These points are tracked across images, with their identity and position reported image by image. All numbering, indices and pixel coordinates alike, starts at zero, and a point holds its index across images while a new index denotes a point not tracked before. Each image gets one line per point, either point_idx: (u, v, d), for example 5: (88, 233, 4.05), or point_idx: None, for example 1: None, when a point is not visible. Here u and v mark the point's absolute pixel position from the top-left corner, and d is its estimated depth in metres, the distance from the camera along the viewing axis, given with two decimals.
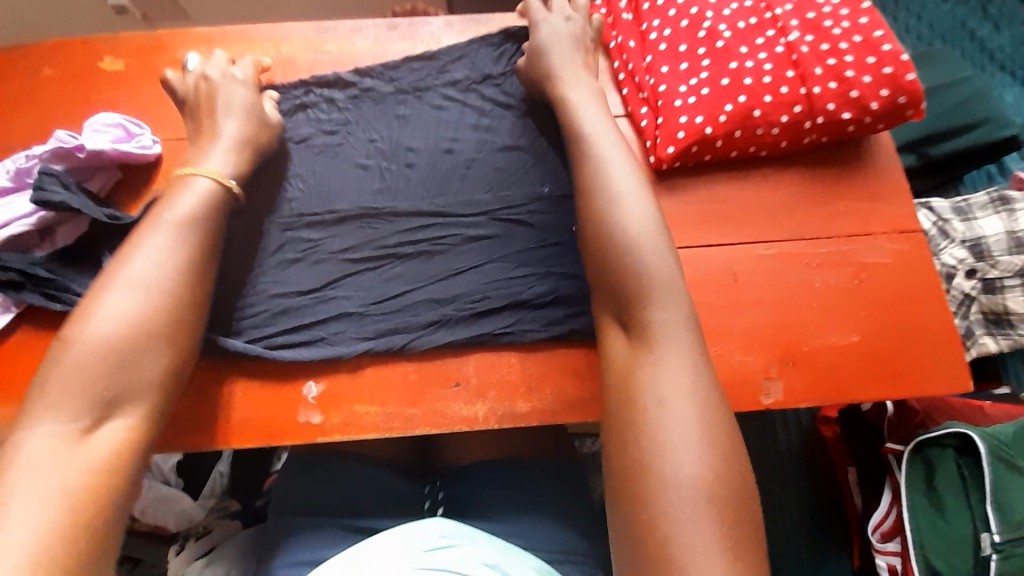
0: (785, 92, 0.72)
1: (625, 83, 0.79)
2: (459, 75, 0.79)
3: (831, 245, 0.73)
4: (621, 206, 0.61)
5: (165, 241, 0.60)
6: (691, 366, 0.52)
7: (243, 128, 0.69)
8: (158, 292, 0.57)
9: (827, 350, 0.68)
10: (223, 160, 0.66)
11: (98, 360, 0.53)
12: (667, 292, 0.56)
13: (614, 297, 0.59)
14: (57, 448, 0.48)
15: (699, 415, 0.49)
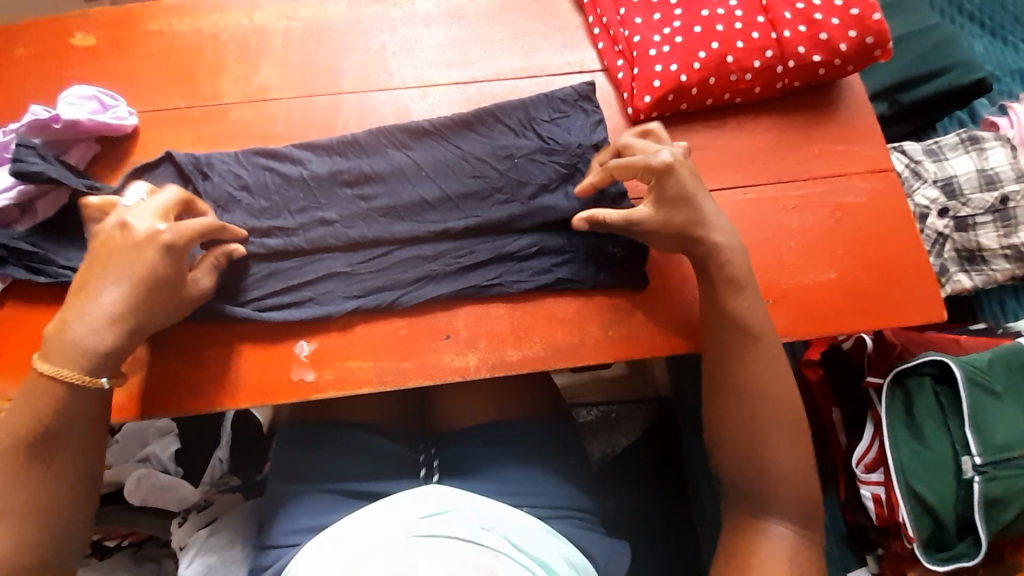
0: (756, 38, 0.73)
1: (599, 37, 0.80)
2: (439, 40, 0.81)
3: (807, 187, 0.74)
4: (758, 385, 0.62)
5: (15, 427, 0.55)
6: (792, 562, 0.58)
7: (126, 296, 0.58)
8: (43, 447, 0.55)
9: (807, 289, 0.70)
10: (114, 320, 0.57)
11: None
12: (791, 505, 0.60)
13: (738, 449, 0.61)
14: None
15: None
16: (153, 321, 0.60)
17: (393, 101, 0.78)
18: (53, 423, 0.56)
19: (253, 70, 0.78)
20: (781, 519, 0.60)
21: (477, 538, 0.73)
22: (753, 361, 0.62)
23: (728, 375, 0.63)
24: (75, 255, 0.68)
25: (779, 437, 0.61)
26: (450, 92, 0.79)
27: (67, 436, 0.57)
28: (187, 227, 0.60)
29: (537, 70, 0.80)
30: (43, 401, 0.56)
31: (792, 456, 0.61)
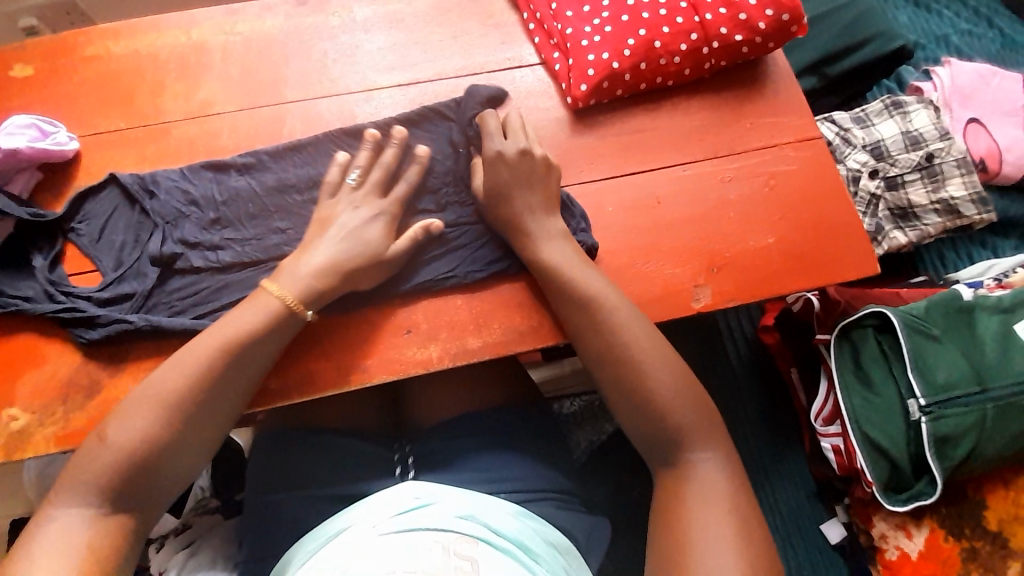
0: (681, 22, 0.76)
1: (535, 32, 0.83)
2: (379, 45, 0.83)
3: (741, 159, 0.78)
4: (625, 342, 0.63)
5: (184, 381, 0.58)
6: (721, 491, 0.57)
7: (355, 252, 0.67)
8: (183, 400, 0.58)
9: (747, 254, 0.74)
10: (314, 283, 0.65)
11: (130, 459, 0.55)
12: (699, 437, 0.60)
13: (630, 408, 0.63)
14: (67, 538, 0.51)
15: (730, 520, 0.55)
16: (332, 292, 0.66)
17: (338, 107, 0.79)
18: (207, 381, 0.59)
19: (197, 86, 0.78)
20: (696, 453, 0.60)
21: (453, 526, 0.73)
22: (615, 325, 0.64)
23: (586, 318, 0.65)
24: (23, 284, 0.68)
25: (661, 383, 0.62)
26: (393, 95, 0.80)
27: (235, 379, 0.61)
28: (398, 196, 0.71)
29: (477, 67, 0.83)
30: (208, 365, 0.60)
31: (679, 384, 0.62)
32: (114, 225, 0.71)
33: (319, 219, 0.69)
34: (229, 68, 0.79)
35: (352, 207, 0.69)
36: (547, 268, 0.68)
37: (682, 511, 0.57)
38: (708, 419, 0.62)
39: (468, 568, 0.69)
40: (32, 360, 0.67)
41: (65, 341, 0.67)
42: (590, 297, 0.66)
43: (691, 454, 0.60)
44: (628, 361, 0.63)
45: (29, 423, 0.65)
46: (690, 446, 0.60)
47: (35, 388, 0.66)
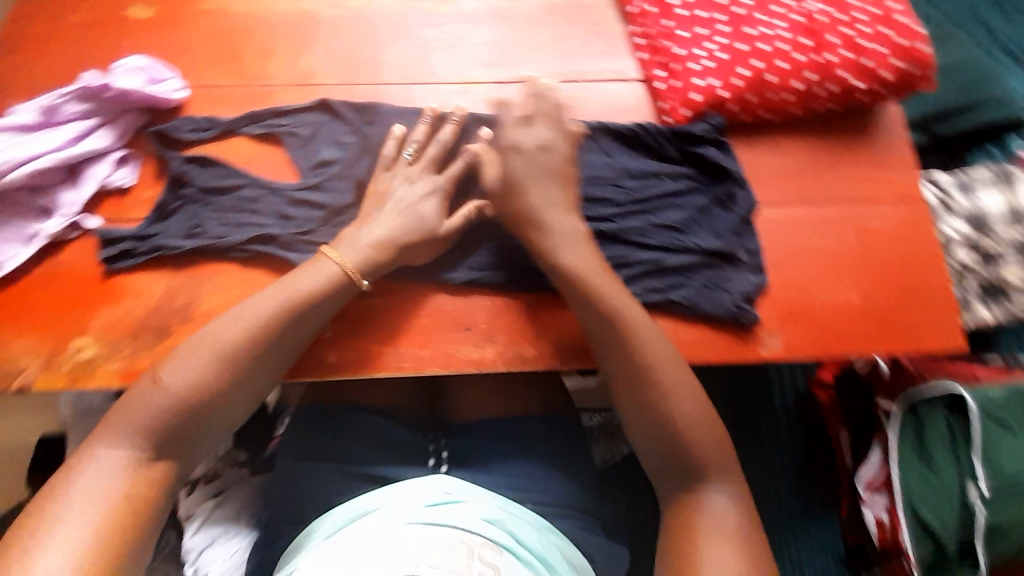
0: (800, 59, 0.75)
1: (643, 47, 0.81)
2: (482, 39, 0.83)
3: (834, 209, 0.75)
4: (653, 355, 0.62)
5: (236, 337, 0.60)
6: (735, 525, 0.55)
7: (409, 229, 0.67)
8: (231, 358, 0.60)
9: (827, 309, 0.70)
10: (368, 254, 0.66)
11: (182, 404, 0.57)
12: (715, 469, 0.59)
13: (650, 428, 0.61)
14: (106, 479, 0.53)
15: (742, 558, 0.52)
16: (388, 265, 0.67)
17: (433, 94, 0.79)
18: (257, 345, 0.61)
19: (301, 54, 0.80)
20: (708, 485, 0.58)
21: (478, 529, 0.73)
22: (642, 337, 0.63)
23: (614, 325, 0.63)
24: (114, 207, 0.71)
25: (687, 408, 0.61)
26: (489, 90, 0.80)
27: (279, 348, 0.63)
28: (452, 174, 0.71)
29: (576, 75, 0.82)
30: (260, 320, 0.62)
31: (704, 415, 0.61)
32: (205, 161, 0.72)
33: (379, 191, 0.70)
34: (335, 41, 0.81)
35: (411, 187, 0.70)
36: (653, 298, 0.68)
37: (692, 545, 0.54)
38: (728, 455, 0.60)
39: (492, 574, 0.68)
40: (109, 295, 0.68)
41: (139, 284, 0.69)
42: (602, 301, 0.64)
43: (704, 487, 0.58)
44: (648, 376, 0.62)
45: (97, 355, 0.66)
46: (705, 477, 0.58)
47: (109, 322, 0.67)
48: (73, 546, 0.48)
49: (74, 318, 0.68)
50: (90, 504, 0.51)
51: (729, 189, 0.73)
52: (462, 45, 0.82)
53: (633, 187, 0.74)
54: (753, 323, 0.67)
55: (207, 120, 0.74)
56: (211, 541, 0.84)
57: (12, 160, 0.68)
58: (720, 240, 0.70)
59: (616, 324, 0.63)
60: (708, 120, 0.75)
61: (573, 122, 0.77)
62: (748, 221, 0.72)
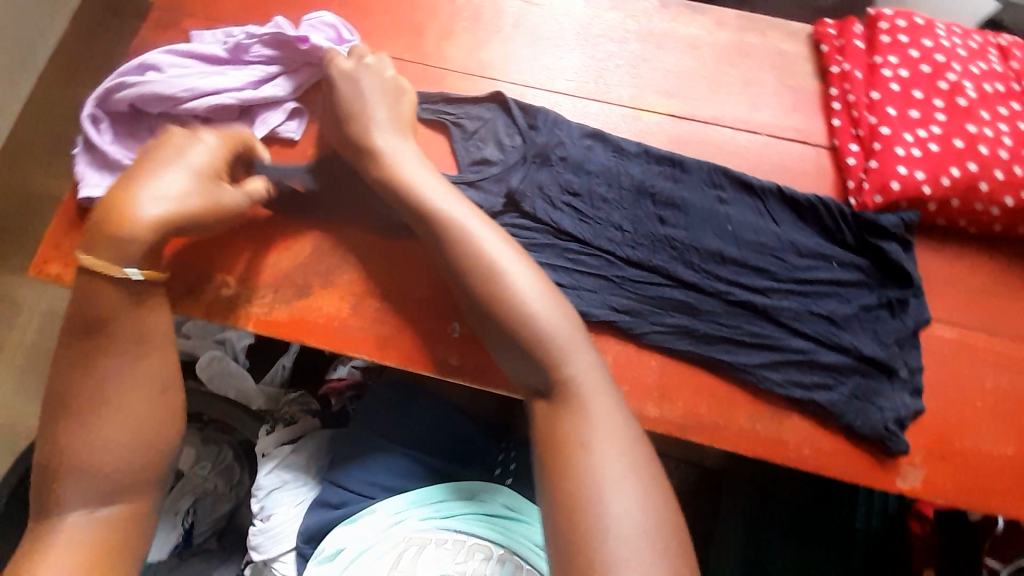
0: (1020, 174, 0.67)
1: (838, 113, 0.75)
2: (666, 65, 0.78)
3: (1015, 347, 0.67)
4: (492, 268, 0.58)
5: (90, 374, 0.54)
6: (623, 447, 0.52)
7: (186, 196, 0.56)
8: (110, 397, 0.54)
9: (978, 455, 0.64)
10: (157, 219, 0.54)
11: (91, 462, 0.53)
12: (600, 389, 0.55)
13: (525, 358, 0.57)
14: (71, 542, 0.51)
15: (641, 489, 0.50)
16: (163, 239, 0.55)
17: (604, 112, 0.76)
18: (117, 376, 0.55)
19: (480, 41, 0.78)
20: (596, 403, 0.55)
21: (529, 557, 0.74)
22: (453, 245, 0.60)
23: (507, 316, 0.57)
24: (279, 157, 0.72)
25: (583, 357, 0.56)
26: (662, 122, 0.76)
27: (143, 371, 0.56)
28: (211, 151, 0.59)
29: (759, 126, 0.76)
30: (98, 348, 0.54)
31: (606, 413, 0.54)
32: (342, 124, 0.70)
33: (176, 160, 0.57)
34: (516, 36, 0.78)
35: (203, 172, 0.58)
36: (792, 390, 0.63)
37: (587, 488, 0.50)
38: (599, 367, 0.57)
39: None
40: (257, 239, 0.69)
41: (287, 239, 0.69)
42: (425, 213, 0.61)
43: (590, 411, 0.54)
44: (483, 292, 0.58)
45: (238, 295, 0.67)
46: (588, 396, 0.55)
47: (253, 267, 0.68)
48: None
49: (220, 252, 0.68)
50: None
51: (904, 294, 0.66)
52: (644, 67, 0.78)
53: (798, 266, 0.67)
54: (900, 451, 0.62)
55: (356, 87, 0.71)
56: (280, 484, 0.85)
57: (198, 90, 0.69)
58: (881, 349, 0.64)
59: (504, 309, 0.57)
60: (900, 214, 0.68)
61: (748, 179, 0.71)
62: (917, 335, 0.65)
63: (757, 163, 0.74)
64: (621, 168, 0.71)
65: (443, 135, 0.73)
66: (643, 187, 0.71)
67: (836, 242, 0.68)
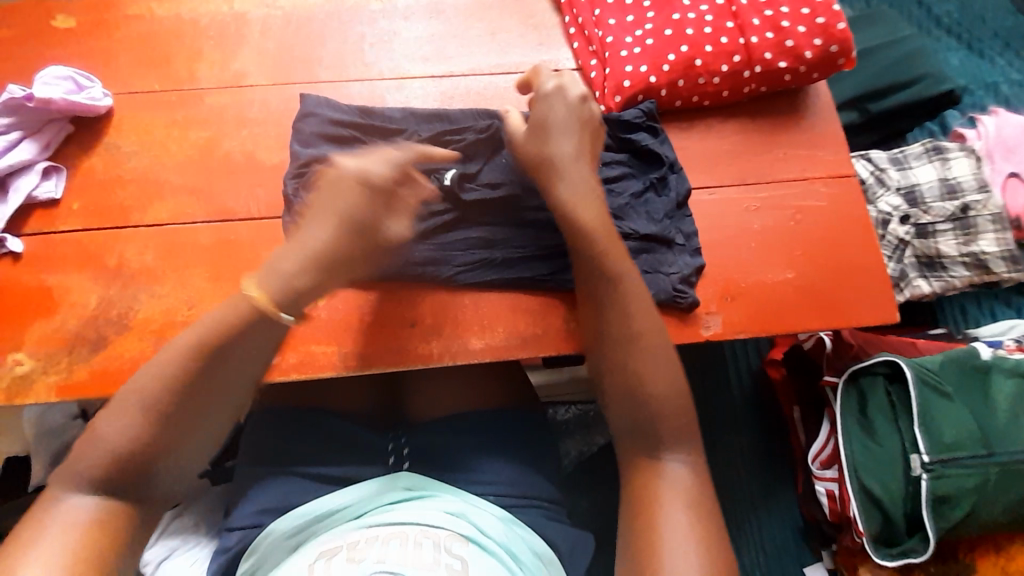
0: (725, 42, 0.76)
1: (574, 37, 0.82)
2: (416, 33, 0.83)
3: (770, 189, 0.76)
4: (625, 309, 0.61)
5: (161, 384, 0.53)
6: (690, 496, 0.53)
7: (337, 234, 0.60)
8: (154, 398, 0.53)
9: (763, 287, 0.71)
10: (292, 275, 0.58)
11: (109, 458, 0.50)
12: (680, 442, 0.56)
13: (621, 386, 0.59)
14: (70, 527, 0.48)
15: (696, 532, 0.50)
16: (306, 285, 0.59)
17: (369, 90, 0.79)
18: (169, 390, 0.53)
19: (232, 56, 0.79)
20: (671, 455, 0.56)
21: (443, 522, 0.70)
22: (623, 299, 0.62)
23: (620, 344, 0.60)
24: (49, 220, 0.70)
25: (667, 394, 0.58)
26: (426, 86, 0.80)
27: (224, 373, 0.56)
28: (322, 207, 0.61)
29: (512, 66, 0.82)
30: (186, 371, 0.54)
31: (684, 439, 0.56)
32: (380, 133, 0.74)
33: (297, 236, 0.61)
34: (267, 43, 0.80)
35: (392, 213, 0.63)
36: None
37: (652, 518, 0.52)
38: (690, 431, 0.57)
39: (459, 567, 0.64)
40: (43, 306, 0.67)
41: (78, 297, 0.68)
42: (601, 259, 0.63)
43: (666, 459, 0.55)
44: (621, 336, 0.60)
45: (33, 369, 0.65)
46: (663, 442, 0.56)
47: (43, 336, 0.66)
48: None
49: (8, 331, 0.66)
50: (40, 563, 0.45)
51: (662, 172, 0.74)
52: (396, 41, 0.82)
53: None
54: (692, 304, 0.69)
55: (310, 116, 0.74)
56: (167, 553, 0.80)
57: None
58: (655, 225, 0.72)
59: (622, 337, 0.60)
60: (640, 106, 0.76)
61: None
62: (683, 204, 0.73)
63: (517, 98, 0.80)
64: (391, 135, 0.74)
65: (217, 154, 0.74)
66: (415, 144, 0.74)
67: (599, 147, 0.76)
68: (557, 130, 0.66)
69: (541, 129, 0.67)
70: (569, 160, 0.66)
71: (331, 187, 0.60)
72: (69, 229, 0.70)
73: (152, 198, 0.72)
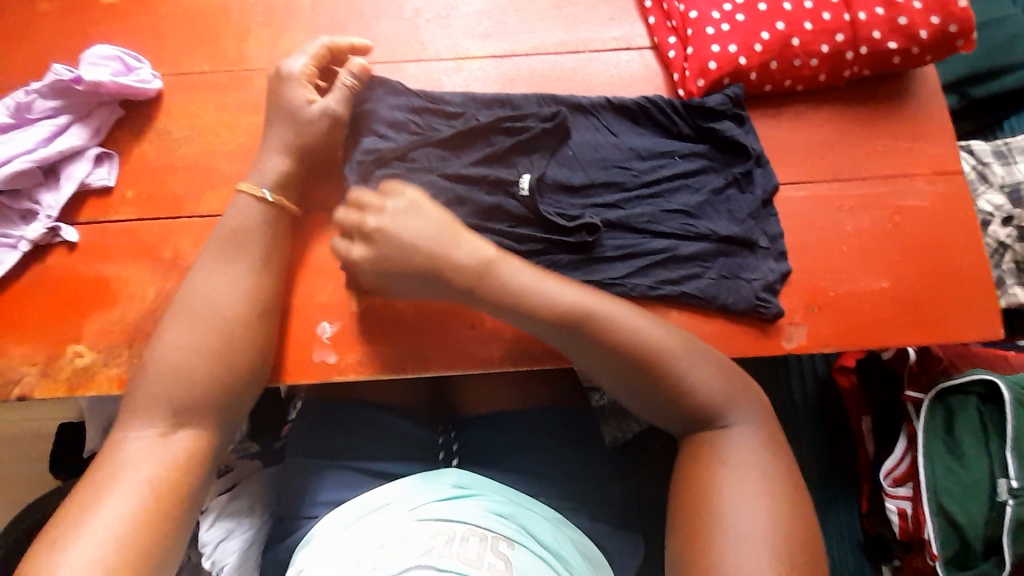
0: (827, 19, 0.67)
1: (651, 10, 0.74)
2: (476, 7, 0.76)
3: (866, 186, 0.69)
4: (633, 332, 0.56)
5: (212, 300, 0.59)
6: (756, 458, 0.52)
7: (302, 127, 0.65)
8: (216, 312, 0.59)
9: (854, 295, 0.65)
10: (275, 168, 0.65)
11: (173, 370, 0.56)
12: (735, 404, 0.55)
13: (654, 408, 0.57)
14: (142, 453, 0.53)
15: (768, 497, 0.50)
16: (299, 170, 0.66)
17: (425, 72, 0.74)
18: (214, 300, 0.59)
19: (282, 34, 0.74)
20: (723, 423, 0.55)
21: (487, 524, 0.63)
22: (621, 327, 0.57)
23: (639, 376, 0.56)
24: (102, 209, 0.68)
25: (710, 386, 0.55)
26: (485, 66, 0.74)
27: (262, 291, 0.61)
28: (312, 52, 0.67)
29: (581, 44, 0.75)
30: (229, 284, 0.60)
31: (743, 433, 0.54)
32: (435, 117, 0.69)
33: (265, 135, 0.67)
34: (318, 19, 0.75)
35: (300, 87, 0.66)
36: (663, 291, 0.64)
37: (715, 494, 0.51)
38: (745, 390, 0.56)
39: (502, 568, 0.59)
40: (101, 298, 0.66)
41: (135, 288, 0.66)
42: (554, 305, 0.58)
43: (722, 429, 0.54)
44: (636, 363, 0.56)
45: (95, 361, 0.64)
46: (724, 411, 0.55)
47: (103, 328, 0.65)
48: (117, 512, 0.49)
49: (69, 322, 0.65)
50: (122, 492, 0.50)
51: (747, 167, 0.67)
52: (455, 16, 0.76)
53: (642, 170, 0.68)
54: (776, 314, 0.64)
55: (364, 98, 0.69)
56: (225, 535, 0.78)
57: None
58: (738, 225, 0.66)
59: (637, 366, 0.56)
60: (725, 91, 0.68)
61: (576, 99, 0.70)
62: (768, 203, 0.67)
63: (586, 81, 0.73)
64: (453, 121, 0.69)
65: None
66: (476, 132, 0.68)
67: (678, 139, 0.69)
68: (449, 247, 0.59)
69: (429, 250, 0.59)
70: (426, 236, 0.59)
71: (273, 87, 0.67)
72: (124, 218, 0.68)
73: (204, 187, 0.69)
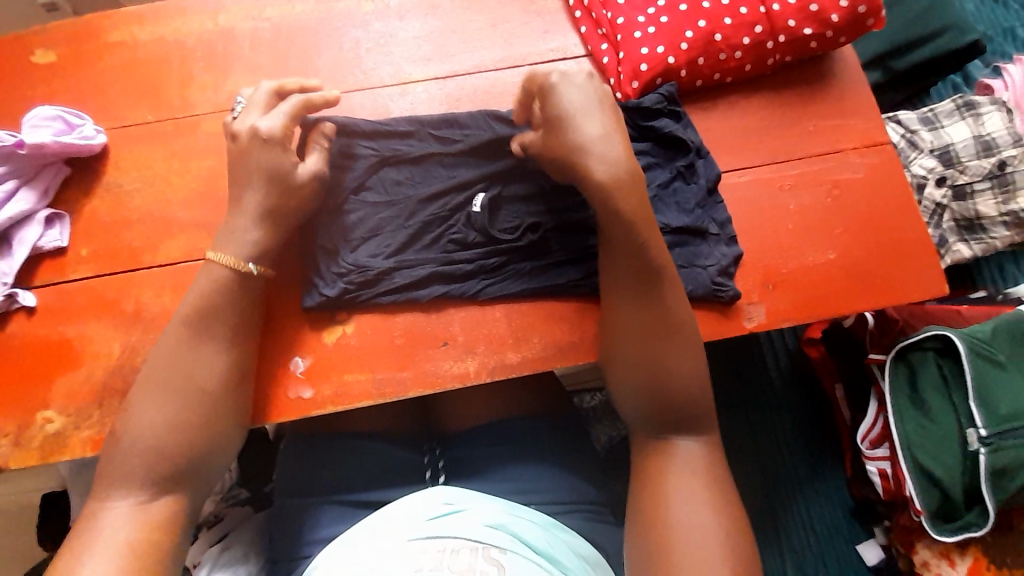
0: (745, 13, 0.71)
1: (581, 20, 0.77)
2: (414, 32, 0.78)
3: (803, 165, 0.72)
4: (670, 304, 0.59)
5: (179, 364, 0.58)
6: (706, 470, 0.54)
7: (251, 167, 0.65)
8: (188, 374, 0.58)
9: (806, 270, 0.68)
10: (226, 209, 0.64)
11: (145, 439, 0.55)
12: (705, 422, 0.57)
13: (642, 387, 0.57)
14: (116, 525, 0.52)
15: (720, 512, 0.52)
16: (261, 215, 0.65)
17: (371, 100, 0.75)
18: (183, 363, 0.58)
19: (225, 77, 0.75)
20: (689, 430, 0.56)
21: (480, 536, 0.62)
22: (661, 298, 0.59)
23: (648, 351, 0.58)
24: (59, 270, 0.68)
25: (697, 394, 0.57)
26: (430, 88, 0.76)
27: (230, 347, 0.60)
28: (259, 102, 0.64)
29: (519, 59, 0.77)
30: (195, 345, 0.59)
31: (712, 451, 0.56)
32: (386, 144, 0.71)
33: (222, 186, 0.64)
34: (260, 59, 0.76)
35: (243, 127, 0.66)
36: None
37: (676, 491, 0.53)
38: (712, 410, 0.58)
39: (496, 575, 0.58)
40: (66, 360, 0.65)
41: (100, 346, 0.66)
42: (640, 248, 0.59)
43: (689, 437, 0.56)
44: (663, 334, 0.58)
45: (65, 425, 0.63)
46: (697, 425, 0.57)
47: (71, 390, 0.64)
48: None
49: (34, 389, 0.64)
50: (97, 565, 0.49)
51: (690, 159, 0.70)
52: (393, 44, 0.77)
53: None
54: (734, 296, 0.66)
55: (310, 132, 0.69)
56: None
57: None
58: (688, 216, 0.68)
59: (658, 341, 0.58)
60: (659, 90, 0.71)
61: None
62: (713, 191, 0.70)
63: None
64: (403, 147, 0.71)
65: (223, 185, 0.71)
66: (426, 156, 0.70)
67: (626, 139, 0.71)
68: (578, 115, 0.60)
69: (558, 120, 0.60)
70: (598, 139, 0.59)
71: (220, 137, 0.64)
72: (82, 276, 0.68)
73: (161, 236, 0.69)
